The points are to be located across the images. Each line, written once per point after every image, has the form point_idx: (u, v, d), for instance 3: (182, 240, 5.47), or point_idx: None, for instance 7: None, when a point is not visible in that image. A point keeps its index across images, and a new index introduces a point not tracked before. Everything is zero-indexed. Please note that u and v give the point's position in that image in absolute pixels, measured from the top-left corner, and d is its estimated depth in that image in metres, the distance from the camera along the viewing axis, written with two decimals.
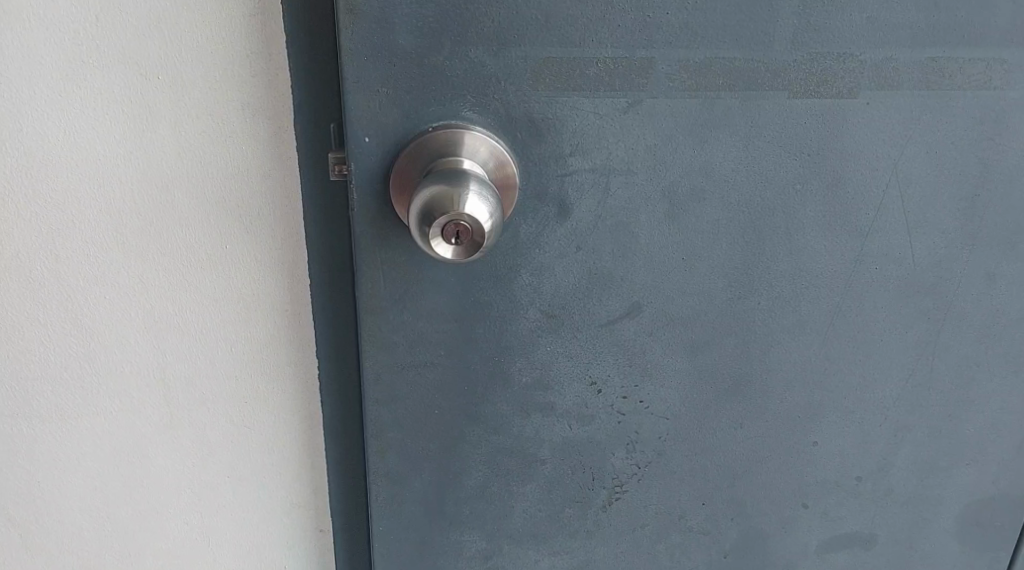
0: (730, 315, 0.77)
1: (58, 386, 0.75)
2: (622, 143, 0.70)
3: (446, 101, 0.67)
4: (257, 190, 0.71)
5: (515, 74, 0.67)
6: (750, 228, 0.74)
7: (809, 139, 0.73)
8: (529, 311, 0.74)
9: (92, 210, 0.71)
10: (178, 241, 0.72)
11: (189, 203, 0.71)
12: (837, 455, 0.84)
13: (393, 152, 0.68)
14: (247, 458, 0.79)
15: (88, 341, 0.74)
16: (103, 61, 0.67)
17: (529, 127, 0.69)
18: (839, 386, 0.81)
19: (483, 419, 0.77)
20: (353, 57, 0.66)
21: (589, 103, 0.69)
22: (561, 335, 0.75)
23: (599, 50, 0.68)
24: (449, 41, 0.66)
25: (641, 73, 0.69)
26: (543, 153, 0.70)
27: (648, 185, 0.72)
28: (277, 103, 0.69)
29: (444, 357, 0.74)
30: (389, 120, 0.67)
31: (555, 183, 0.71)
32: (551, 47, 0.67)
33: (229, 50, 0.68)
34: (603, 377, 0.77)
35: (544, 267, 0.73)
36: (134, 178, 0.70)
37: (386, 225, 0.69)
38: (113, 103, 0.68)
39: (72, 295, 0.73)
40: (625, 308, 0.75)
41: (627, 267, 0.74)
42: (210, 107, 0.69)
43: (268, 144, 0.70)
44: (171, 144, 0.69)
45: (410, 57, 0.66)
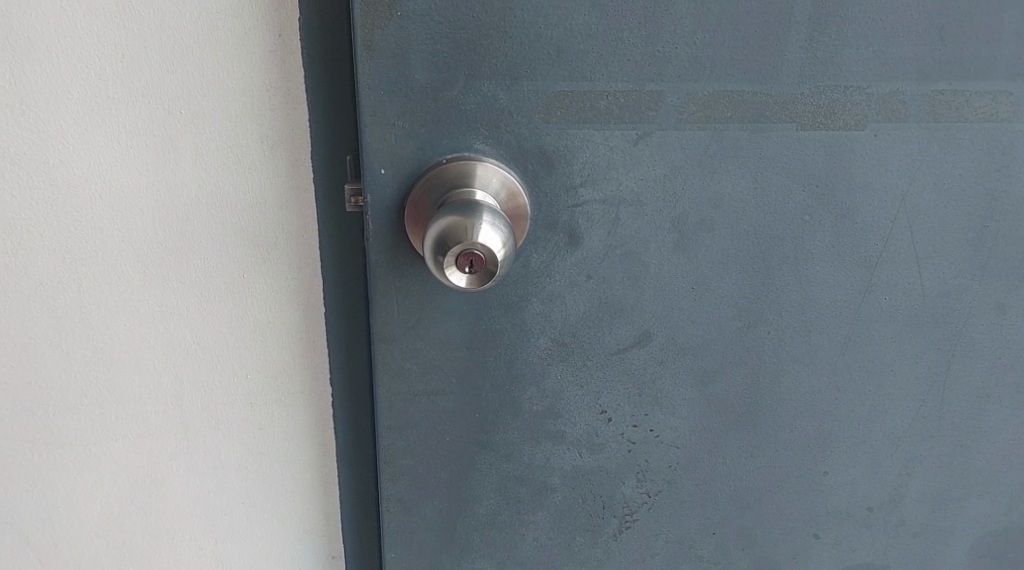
0: (739, 344, 0.78)
1: (77, 413, 0.77)
2: (632, 174, 0.71)
3: (459, 133, 0.69)
4: (274, 221, 0.73)
5: (527, 107, 0.69)
6: (759, 258, 0.75)
7: (817, 170, 0.73)
8: (540, 340, 0.75)
9: (114, 239, 0.72)
10: (197, 270, 0.73)
11: (208, 234, 0.72)
12: (848, 485, 0.84)
13: (408, 183, 0.69)
14: (261, 485, 0.80)
15: (107, 369, 0.76)
16: (127, 95, 0.69)
17: (541, 159, 0.70)
18: (849, 415, 0.81)
19: (495, 447, 0.78)
20: (369, 91, 0.67)
21: (599, 135, 0.70)
22: (572, 363, 0.76)
23: (610, 84, 0.69)
24: (463, 75, 0.67)
25: (650, 105, 0.70)
26: (554, 184, 0.71)
27: (657, 216, 0.73)
28: (295, 137, 0.71)
29: (456, 385, 0.75)
30: (403, 151, 0.69)
31: (566, 214, 0.72)
32: (562, 81, 0.68)
33: (249, 85, 0.69)
34: (613, 406, 0.78)
35: (554, 296, 0.74)
36: (155, 209, 0.72)
37: (400, 254, 0.71)
38: (136, 137, 0.70)
39: (93, 323, 0.74)
40: (635, 337, 0.76)
41: (637, 296, 0.75)
42: (229, 140, 0.70)
43: (285, 176, 0.72)
44: (191, 176, 0.71)
45: (425, 91, 0.67)
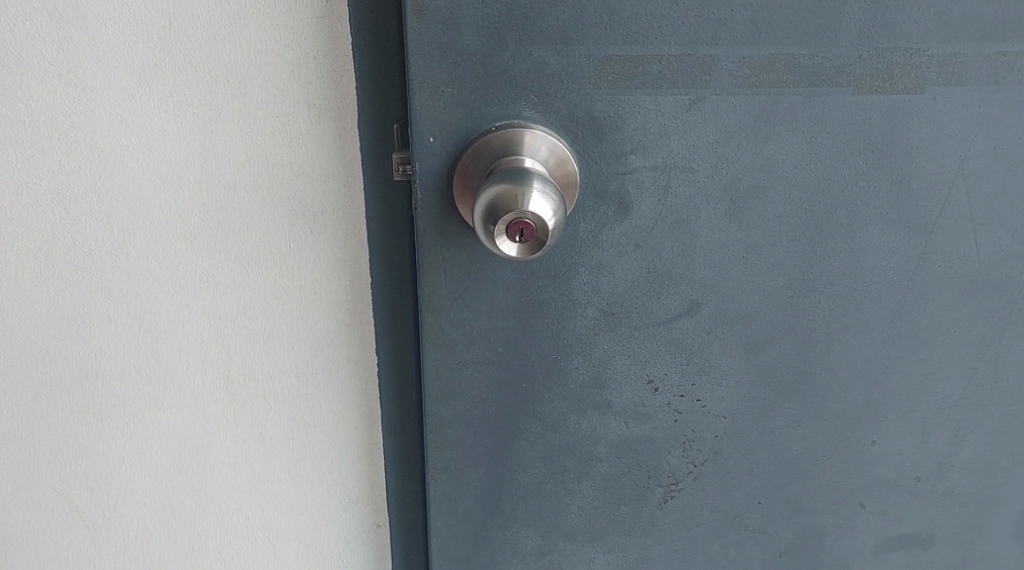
0: (790, 313, 0.76)
1: (125, 383, 0.77)
2: (684, 141, 0.70)
3: (509, 100, 0.67)
4: (321, 191, 0.72)
5: (577, 72, 0.67)
6: (811, 225, 0.74)
7: (873, 135, 0.72)
8: (588, 309, 0.74)
9: (160, 209, 0.72)
10: (243, 240, 0.73)
11: (254, 203, 0.72)
12: (896, 455, 0.83)
13: (456, 150, 0.68)
14: (307, 454, 0.80)
15: (155, 339, 0.76)
16: (174, 64, 0.68)
17: (591, 126, 0.69)
18: (899, 385, 0.80)
19: (541, 417, 0.77)
20: (418, 57, 0.66)
21: (651, 101, 0.68)
22: (619, 333, 0.75)
23: (663, 48, 0.67)
24: (513, 40, 0.66)
25: (704, 70, 0.68)
26: (604, 152, 0.70)
27: (709, 183, 0.71)
28: (341, 105, 0.70)
29: (503, 354, 0.75)
30: (452, 119, 0.67)
31: (616, 181, 0.71)
32: (614, 46, 0.67)
33: (295, 52, 0.68)
34: (660, 375, 0.77)
35: (603, 265, 0.73)
36: (202, 179, 0.71)
37: (448, 223, 0.70)
38: (183, 106, 0.69)
39: (140, 294, 0.74)
40: (684, 306, 0.75)
41: (686, 264, 0.74)
42: (276, 109, 0.70)
43: (331, 145, 0.71)
44: (238, 145, 0.70)
45: (475, 57, 0.66)
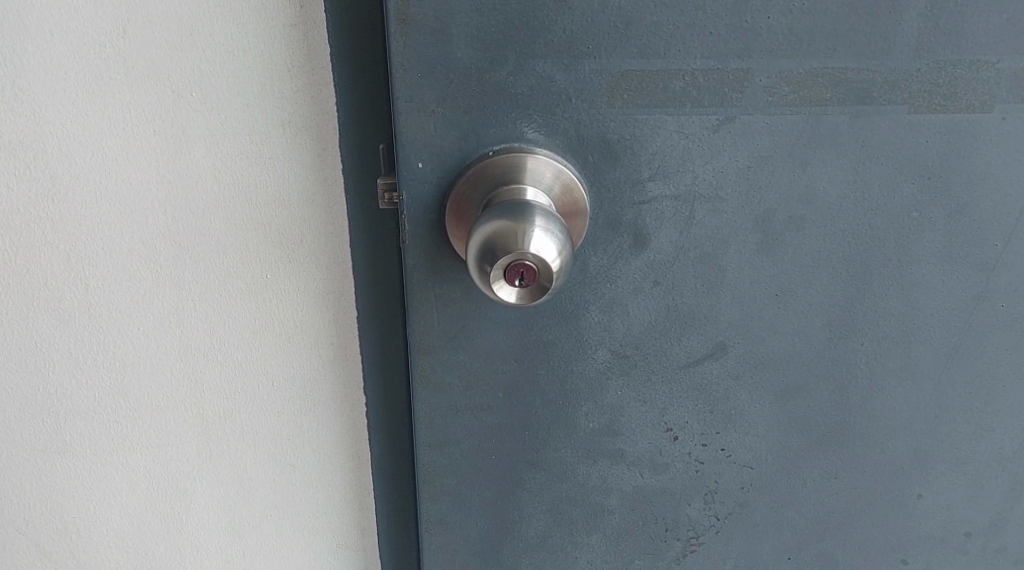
0: (828, 356, 0.68)
1: (90, 422, 0.70)
2: (710, 166, 0.61)
3: (509, 121, 0.59)
4: (300, 217, 0.64)
5: (588, 90, 0.58)
6: (855, 261, 0.65)
7: (930, 160, 0.62)
8: (598, 352, 0.66)
9: (123, 236, 0.64)
10: (216, 269, 0.66)
11: (226, 229, 0.64)
12: (943, 509, 0.74)
13: (450, 177, 0.60)
14: (291, 497, 0.73)
15: (121, 374, 0.68)
16: (131, 76, 0.60)
17: (603, 149, 0.60)
18: (950, 435, 0.72)
19: (546, 466, 0.69)
20: (404, 72, 0.57)
21: (672, 122, 0.60)
22: (634, 377, 0.67)
23: (687, 61, 0.58)
24: (514, 53, 0.57)
25: (736, 86, 0.59)
26: (618, 178, 0.61)
27: (738, 214, 0.63)
28: (321, 122, 0.62)
29: (503, 400, 0.67)
30: (444, 143, 0.59)
31: (631, 211, 0.62)
32: (631, 59, 0.58)
33: (268, 63, 0.60)
34: (679, 423, 0.69)
35: (615, 304, 0.64)
36: (167, 203, 0.64)
37: (439, 257, 0.62)
38: (144, 122, 0.61)
39: (103, 326, 0.67)
40: (707, 349, 0.67)
41: (711, 303, 0.65)
42: (247, 126, 0.62)
43: (311, 167, 0.63)
44: (206, 166, 0.63)
45: (469, 72, 0.58)
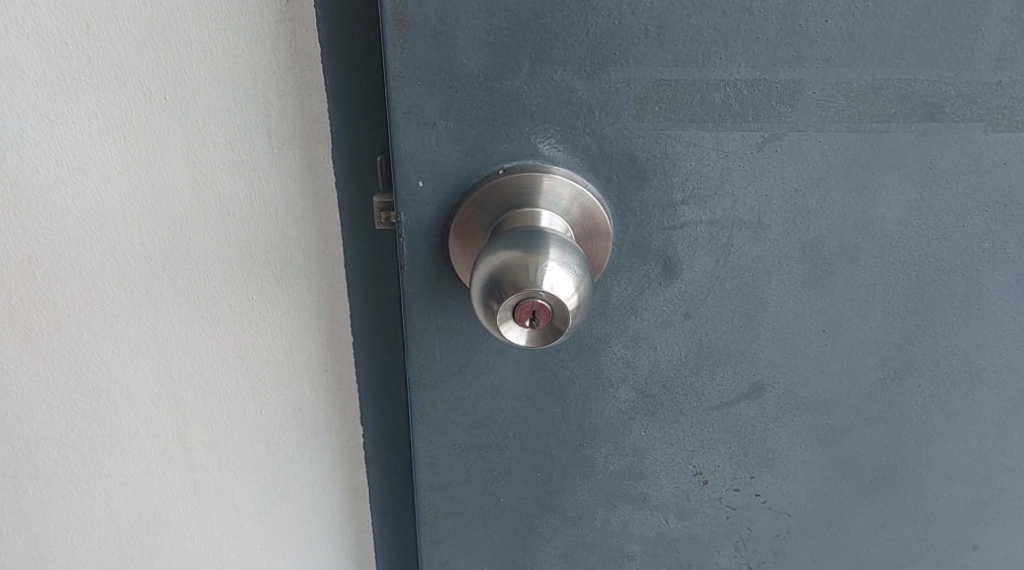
0: (880, 398, 0.60)
1: (63, 448, 0.64)
2: (753, 189, 0.53)
3: (522, 136, 0.51)
4: (289, 234, 0.58)
5: (614, 101, 0.51)
6: (915, 295, 0.57)
7: (1007, 185, 0.54)
8: (621, 390, 0.59)
9: (94, 250, 0.58)
10: (197, 289, 0.59)
11: (206, 245, 0.58)
12: (1001, 561, 0.67)
13: (454, 197, 0.53)
14: (282, 530, 0.67)
15: (96, 400, 0.62)
16: (98, 76, 0.54)
17: (630, 168, 0.52)
18: (1014, 484, 0.64)
19: (560, 510, 0.63)
20: (402, 79, 0.50)
21: (711, 139, 0.52)
22: (660, 417, 0.60)
23: (730, 70, 0.50)
24: (528, 60, 0.50)
25: (785, 99, 0.51)
26: (646, 201, 0.53)
27: (783, 241, 0.55)
28: (310, 131, 0.55)
29: (512, 439, 0.60)
30: (448, 159, 0.52)
31: (660, 238, 0.54)
32: (664, 67, 0.50)
33: (250, 65, 0.53)
34: (710, 467, 0.62)
35: (641, 338, 0.57)
36: (141, 217, 0.57)
37: (442, 285, 0.55)
38: (113, 129, 0.55)
39: (74, 348, 0.61)
40: (743, 388, 0.59)
41: (749, 338, 0.58)
42: (228, 134, 0.55)
43: (300, 179, 0.56)
44: (184, 178, 0.56)
45: (477, 81, 0.50)
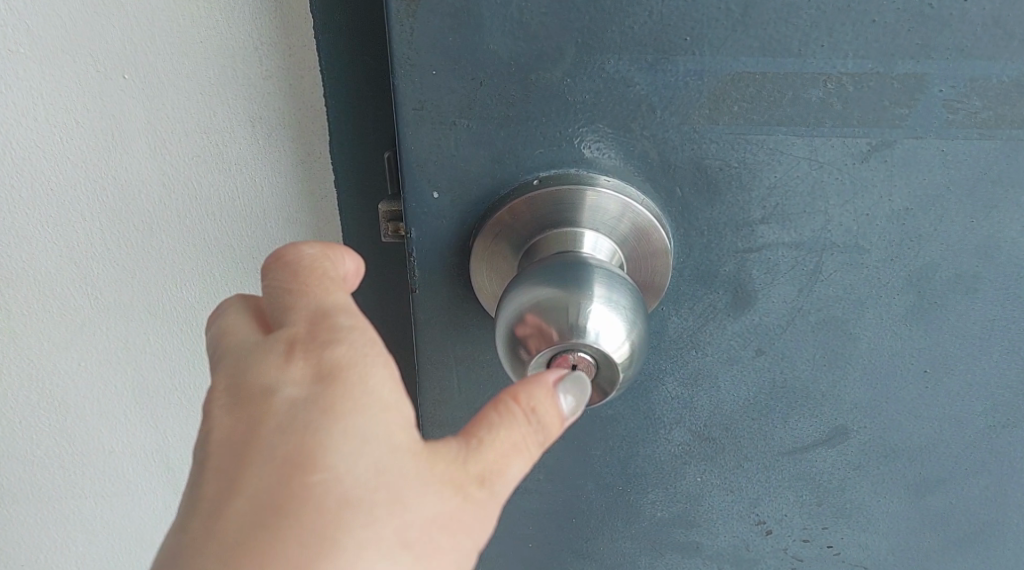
0: (986, 447, 0.50)
1: (31, 467, 0.56)
2: (852, 206, 0.43)
3: (563, 139, 0.41)
4: (279, 240, 0.48)
5: (681, 98, 0.40)
6: None
7: None
8: (674, 432, 0.49)
9: (49, 253, 0.49)
10: (174, 298, 0.50)
11: (182, 249, 0.49)
12: None
13: (475, 213, 0.42)
14: None
15: (64, 416, 0.54)
16: (41, 48, 0.43)
17: (698, 179, 0.42)
18: None
19: (596, 555, 0.54)
20: (412, 68, 0.39)
21: (802, 146, 0.41)
22: (719, 462, 0.50)
23: (832, 62, 0.39)
24: (574, 45, 0.39)
25: (903, 99, 0.40)
26: (716, 219, 0.43)
27: (885, 269, 0.44)
28: (302, 120, 0.45)
29: (543, 481, 0.51)
30: (468, 166, 0.42)
31: (732, 262, 0.44)
32: (750, 57, 0.39)
33: (225, 38, 0.43)
34: (776, 516, 0.52)
35: (701, 376, 0.48)
36: (104, 216, 0.48)
37: (461, 315, 0.45)
38: (62, 111, 0.45)
39: (35, 361, 0.52)
40: (822, 433, 0.49)
41: (833, 379, 0.48)
42: (204, 122, 0.45)
43: (290, 176, 0.46)
44: (152, 172, 0.46)
45: (507, 70, 0.39)
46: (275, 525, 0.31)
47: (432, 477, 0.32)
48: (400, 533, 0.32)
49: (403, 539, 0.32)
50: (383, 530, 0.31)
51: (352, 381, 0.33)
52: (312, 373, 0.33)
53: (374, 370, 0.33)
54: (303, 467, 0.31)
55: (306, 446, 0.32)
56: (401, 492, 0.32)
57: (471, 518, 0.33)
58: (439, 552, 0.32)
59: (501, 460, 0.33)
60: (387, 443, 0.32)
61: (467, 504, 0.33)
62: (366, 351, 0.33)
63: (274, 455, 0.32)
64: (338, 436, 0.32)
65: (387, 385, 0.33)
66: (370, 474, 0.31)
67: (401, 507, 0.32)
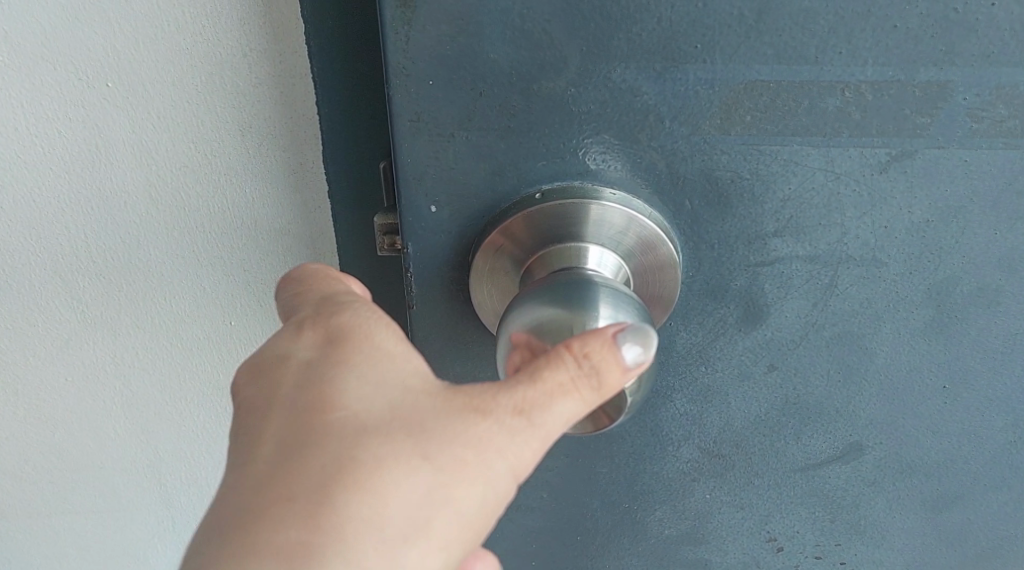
0: (1007, 464, 0.48)
1: (19, 482, 0.54)
2: (870, 219, 0.41)
3: (567, 151, 0.39)
4: (271, 252, 0.46)
5: (691, 108, 0.38)
6: None
7: None
8: (683, 449, 0.47)
9: (33, 266, 0.47)
10: (163, 312, 0.48)
11: (171, 262, 0.47)
12: None
13: (475, 226, 0.41)
14: None
15: (52, 431, 0.52)
16: (18, 56, 0.41)
17: (708, 192, 0.40)
18: None
19: None
20: (408, 77, 0.37)
21: (817, 156, 0.39)
22: (729, 479, 0.49)
23: (851, 69, 0.37)
24: (578, 53, 0.37)
25: (924, 108, 0.38)
26: (727, 232, 0.41)
27: (905, 284, 0.42)
28: (294, 129, 0.43)
29: (547, 498, 0.49)
30: (467, 179, 0.40)
31: (743, 277, 0.42)
32: (764, 65, 0.37)
33: (212, 44, 0.41)
34: (788, 533, 0.51)
35: (711, 392, 0.46)
36: (88, 229, 0.46)
37: (460, 331, 0.43)
38: (42, 121, 0.43)
39: (22, 376, 0.50)
40: (836, 450, 0.48)
41: (848, 395, 0.46)
42: (191, 131, 0.43)
43: (282, 187, 0.45)
44: (139, 184, 0.44)
45: (508, 79, 0.37)
46: (296, 465, 0.31)
47: (451, 410, 0.32)
48: (423, 456, 0.31)
49: (427, 462, 0.31)
50: (405, 454, 0.31)
51: (357, 339, 0.33)
52: (319, 339, 0.33)
53: (377, 328, 0.34)
54: (319, 412, 0.32)
55: (318, 391, 0.32)
56: (419, 422, 0.32)
57: (506, 440, 0.32)
58: (473, 471, 0.32)
59: (542, 395, 0.32)
60: (401, 383, 0.32)
61: (499, 426, 0.32)
62: (368, 314, 0.34)
63: (289, 406, 0.32)
64: (351, 381, 0.32)
65: (391, 339, 0.33)
66: (387, 413, 0.31)
67: (420, 435, 0.31)
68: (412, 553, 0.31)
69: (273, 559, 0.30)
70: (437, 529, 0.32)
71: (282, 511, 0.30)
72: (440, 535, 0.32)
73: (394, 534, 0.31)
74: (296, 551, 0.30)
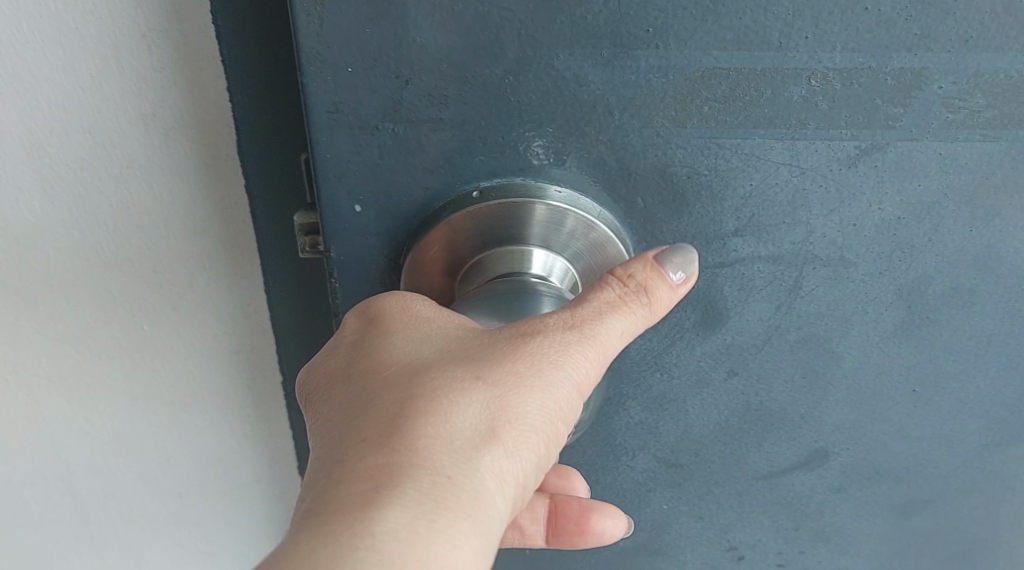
0: (978, 468, 0.46)
1: None
2: (838, 217, 0.37)
3: (506, 145, 0.35)
4: (184, 251, 0.42)
5: (641, 98, 0.34)
6: None
7: None
8: (637, 458, 0.44)
9: None
10: (68, 318, 0.44)
11: (73, 264, 0.42)
12: None
13: (406, 229, 0.37)
14: None
15: None
16: None
17: (662, 189, 0.36)
18: None
19: None
20: (326, 64, 0.33)
21: (781, 151, 0.36)
22: (687, 488, 0.46)
23: (816, 55, 0.34)
24: (518, 38, 0.33)
25: (897, 97, 0.35)
26: (683, 232, 0.37)
27: (874, 285, 0.39)
28: (204, 118, 0.39)
29: None
30: (395, 176, 0.36)
31: (701, 279, 0.39)
32: (721, 50, 0.34)
33: (108, 23, 0.37)
34: (749, 542, 0.48)
35: (667, 400, 0.43)
36: None
37: None
38: None
39: None
40: (800, 458, 0.45)
41: (813, 400, 0.43)
42: (88, 120, 0.39)
43: (193, 181, 0.41)
44: (29, 178, 0.40)
45: (438, 67, 0.34)
46: (360, 410, 0.29)
47: (495, 339, 0.31)
48: (479, 373, 0.30)
49: (484, 378, 0.30)
50: (458, 375, 0.30)
51: (391, 307, 0.32)
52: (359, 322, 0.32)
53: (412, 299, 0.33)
54: (370, 372, 0.30)
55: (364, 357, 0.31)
56: (466, 355, 0.31)
57: (557, 346, 0.31)
58: (530, 382, 0.30)
59: (587, 311, 0.32)
60: (445, 332, 0.31)
61: (550, 336, 0.31)
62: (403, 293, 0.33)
63: (342, 378, 0.31)
64: (391, 340, 0.31)
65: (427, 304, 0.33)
66: (432, 354, 0.31)
67: (470, 362, 0.30)
68: (490, 465, 0.29)
69: (360, 485, 0.28)
70: (512, 439, 0.30)
71: (355, 450, 0.29)
72: (517, 446, 0.30)
73: (466, 446, 0.29)
74: (380, 473, 0.28)
